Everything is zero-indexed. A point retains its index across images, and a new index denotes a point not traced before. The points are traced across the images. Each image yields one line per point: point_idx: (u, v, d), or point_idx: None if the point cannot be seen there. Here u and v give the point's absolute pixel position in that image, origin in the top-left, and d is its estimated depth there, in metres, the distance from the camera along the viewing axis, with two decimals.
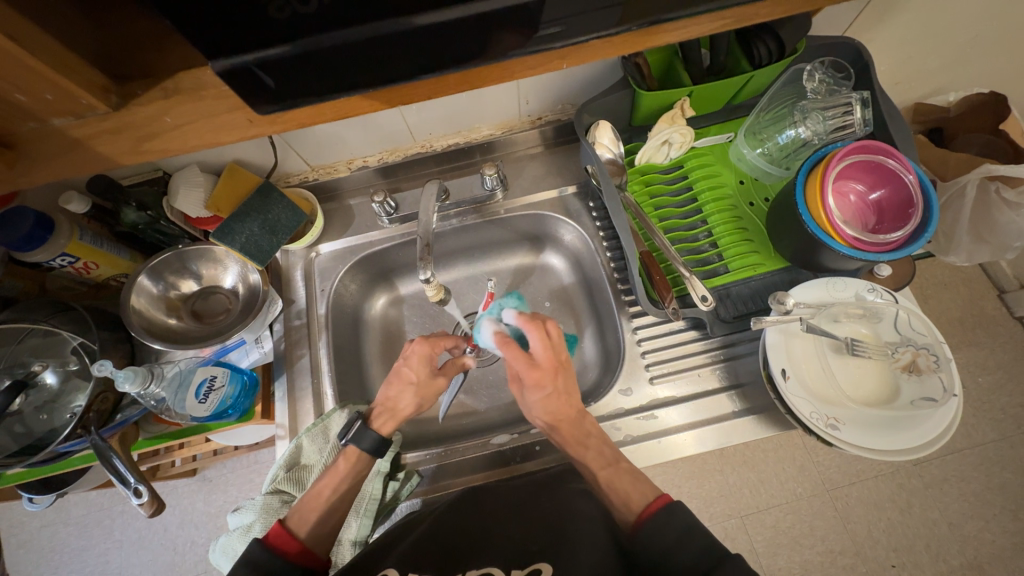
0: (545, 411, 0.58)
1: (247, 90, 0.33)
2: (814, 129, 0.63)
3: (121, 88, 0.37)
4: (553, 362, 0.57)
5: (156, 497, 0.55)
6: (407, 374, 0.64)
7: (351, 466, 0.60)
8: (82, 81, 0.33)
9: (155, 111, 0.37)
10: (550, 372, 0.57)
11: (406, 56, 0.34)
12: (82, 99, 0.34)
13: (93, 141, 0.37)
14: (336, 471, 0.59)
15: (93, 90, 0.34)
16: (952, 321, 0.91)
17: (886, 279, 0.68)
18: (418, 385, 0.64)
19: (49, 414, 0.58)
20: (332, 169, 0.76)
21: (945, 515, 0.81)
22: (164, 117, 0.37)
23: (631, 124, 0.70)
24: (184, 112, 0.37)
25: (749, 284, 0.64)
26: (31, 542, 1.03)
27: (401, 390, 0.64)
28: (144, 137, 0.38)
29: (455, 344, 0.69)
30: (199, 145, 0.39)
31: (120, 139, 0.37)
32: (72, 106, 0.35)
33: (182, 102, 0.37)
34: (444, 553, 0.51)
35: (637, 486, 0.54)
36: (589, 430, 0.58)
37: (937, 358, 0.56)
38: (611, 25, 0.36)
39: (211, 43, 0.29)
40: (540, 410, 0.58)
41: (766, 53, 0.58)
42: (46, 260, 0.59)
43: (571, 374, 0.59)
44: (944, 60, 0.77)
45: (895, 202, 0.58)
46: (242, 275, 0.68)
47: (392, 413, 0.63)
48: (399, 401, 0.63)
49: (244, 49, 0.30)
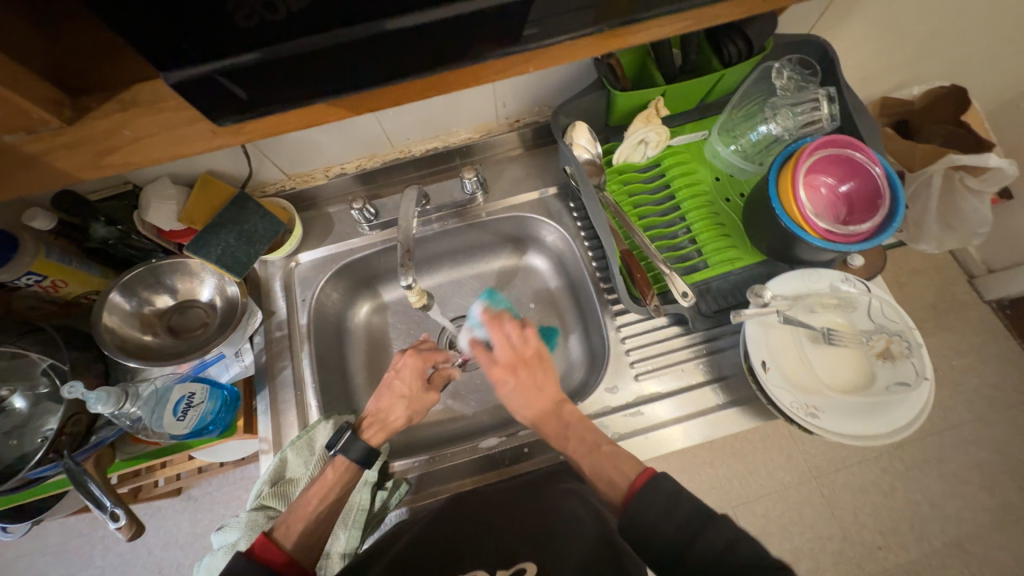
0: (516, 404, 0.61)
1: (206, 99, 0.32)
2: (784, 125, 0.65)
3: (76, 101, 0.35)
4: (515, 358, 0.64)
5: (134, 520, 0.54)
6: (399, 386, 0.65)
7: (338, 477, 0.59)
8: (32, 93, 0.32)
9: (113, 123, 0.36)
10: (509, 367, 0.63)
11: (375, 61, 0.33)
12: (33, 113, 0.33)
13: (50, 156, 0.36)
14: (325, 479, 0.59)
15: (43, 104, 0.33)
16: (925, 306, 0.94)
17: (860, 270, 0.70)
18: (410, 397, 0.64)
19: (19, 438, 0.56)
20: (309, 177, 0.75)
21: (927, 496, 0.83)
22: (123, 130, 0.36)
23: (607, 124, 0.70)
24: (143, 124, 0.37)
25: (729, 279, 0.65)
26: (6, 574, 0.98)
27: (393, 402, 0.64)
28: (105, 150, 0.37)
29: (445, 356, 0.70)
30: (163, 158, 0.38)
31: (79, 154, 0.36)
32: (22, 121, 0.33)
33: (144, 113, 0.36)
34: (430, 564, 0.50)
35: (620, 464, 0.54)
36: (569, 414, 0.59)
37: (909, 343, 0.58)
38: (583, 26, 0.36)
39: (170, 55, 0.29)
40: (514, 405, 0.61)
41: (735, 53, 0.60)
42: (10, 280, 0.57)
43: (541, 371, 0.63)
44: (905, 55, 0.80)
45: (864, 194, 0.60)
46: (219, 287, 0.67)
47: (383, 424, 0.63)
48: (390, 413, 0.64)
49: (209, 58, 0.30)
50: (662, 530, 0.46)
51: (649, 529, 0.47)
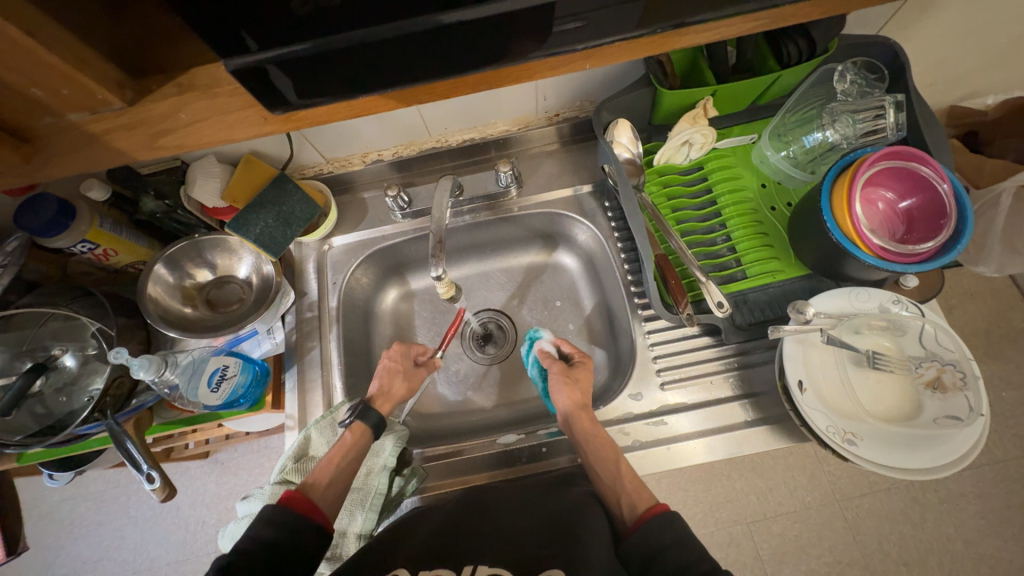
0: (583, 378, 0.64)
1: (257, 87, 0.33)
2: (843, 133, 0.60)
3: (137, 82, 0.36)
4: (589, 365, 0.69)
5: (167, 482, 0.56)
6: (391, 364, 0.67)
7: (355, 441, 0.58)
8: (94, 73, 0.33)
9: (168, 107, 0.36)
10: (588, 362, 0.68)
11: (426, 55, 0.33)
12: (97, 94, 0.34)
13: (108, 135, 0.37)
14: (344, 443, 0.58)
15: (106, 84, 0.34)
16: (977, 332, 0.88)
17: (913, 292, 0.65)
18: (404, 373, 0.67)
19: (68, 396, 0.59)
20: (347, 162, 0.76)
21: (960, 531, 0.79)
22: (178, 114, 0.37)
23: (651, 123, 0.68)
24: (197, 109, 0.37)
25: (767, 291, 0.63)
26: (52, 515, 1.06)
27: (390, 378, 0.66)
28: (159, 133, 0.37)
29: (425, 350, 0.71)
30: (213, 142, 0.39)
31: (136, 135, 0.37)
32: (86, 100, 0.35)
33: (197, 99, 0.36)
34: (452, 544, 0.51)
35: (637, 488, 0.54)
36: (597, 424, 0.60)
37: (964, 375, 0.54)
38: (632, 29, 0.34)
39: (225, 43, 0.29)
40: (581, 380, 0.64)
41: (796, 52, 0.57)
42: (68, 246, 0.60)
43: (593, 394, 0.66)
44: (984, 62, 0.74)
45: (927, 212, 0.56)
46: (256, 266, 0.69)
47: (386, 396, 0.64)
48: (391, 385, 0.65)
49: (262, 49, 0.30)
50: (669, 560, 0.47)
51: (658, 552, 0.48)
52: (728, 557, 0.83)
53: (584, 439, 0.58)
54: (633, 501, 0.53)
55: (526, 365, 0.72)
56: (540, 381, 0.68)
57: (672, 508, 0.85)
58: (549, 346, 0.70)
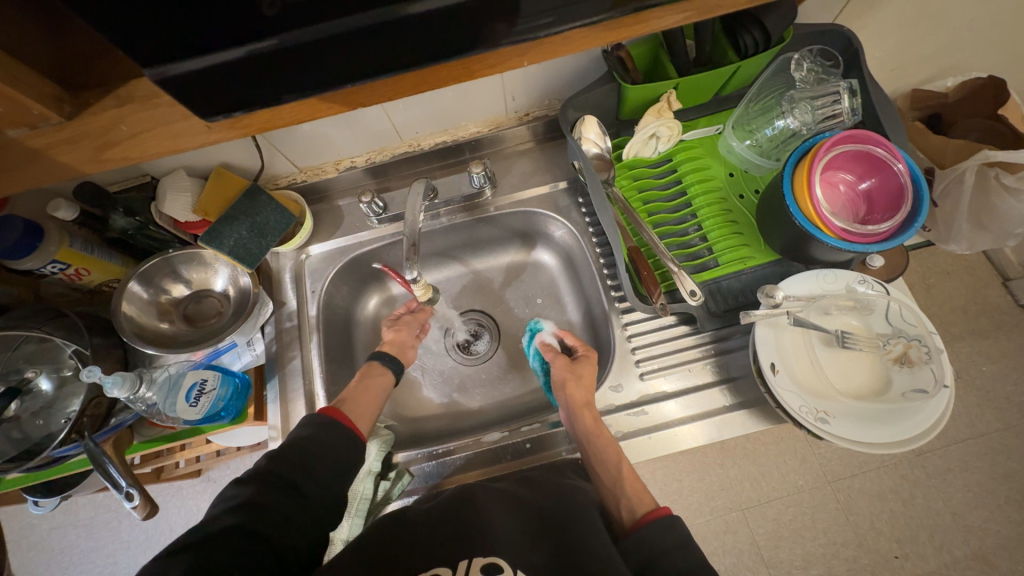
0: (587, 371, 0.65)
1: (197, 97, 0.33)
2: (802, 120, 0.62)
3: (75, 97, 0.37)
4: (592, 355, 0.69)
5: (149, 498, 0.56)
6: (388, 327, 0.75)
7: (378, 375, 0.68)
8: (33, 90, 0.33)
9: (109, 119, 0.37)
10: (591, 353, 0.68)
11: (374, 52, 0.33)
12: (35, 109, 0.34)
13: (52, 150, 0.37)
14: (367, 378, 0.67)
15: (45, 99, 0.34)
16: (955, 309, 0.90)
17: (879, 270, 0.67)
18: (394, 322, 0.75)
19: (45, 418, 0.58)
20: (320, 170, 0.76)
21: (949, 505, 0.80)
22: (121, 126, 0.37)
23: (618, 118, 0.69)
24: (138, 120, 0.38)
25: (740, 278, 0.64)
26: (41, 544, 1.05)
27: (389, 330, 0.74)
28: (103, 145, 0.38)
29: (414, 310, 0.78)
30: (161, 152, 0.40)
31: (79, 148, 0.38)
32: (24, 116, 0.34)
33: (138, 110, 0.37)
34: (457, 534, 0.49)
35: (642, 493, 0.56)
36: (600, 421, 0.61)
37: (928, 349, 0.55)
38: (598, 13, 0.34)
39: (184, 44, 0.29)
40: (586, 373, 0.65)
41: (751, 43, 0.58)
42: (37, 268, 0.59)
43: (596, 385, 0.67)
44: (942, 45, 0.76)
45: (885, 192, 0.57)
46: (232, 278, 0.69)
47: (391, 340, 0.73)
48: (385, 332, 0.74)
49: (224, 47, 0.30)
50: (669, 563, 0.48)
51: (658, 554, 0.49)
52: (724, 544, 0.84)
53: (586, 436, 0.60)
54: (632, 505, 0.56)
55: (529, 357, 0.74)
56: (544, 374, 0.70)
57: (668, 499, 0.85)
58: (551, 338, 0.72)
